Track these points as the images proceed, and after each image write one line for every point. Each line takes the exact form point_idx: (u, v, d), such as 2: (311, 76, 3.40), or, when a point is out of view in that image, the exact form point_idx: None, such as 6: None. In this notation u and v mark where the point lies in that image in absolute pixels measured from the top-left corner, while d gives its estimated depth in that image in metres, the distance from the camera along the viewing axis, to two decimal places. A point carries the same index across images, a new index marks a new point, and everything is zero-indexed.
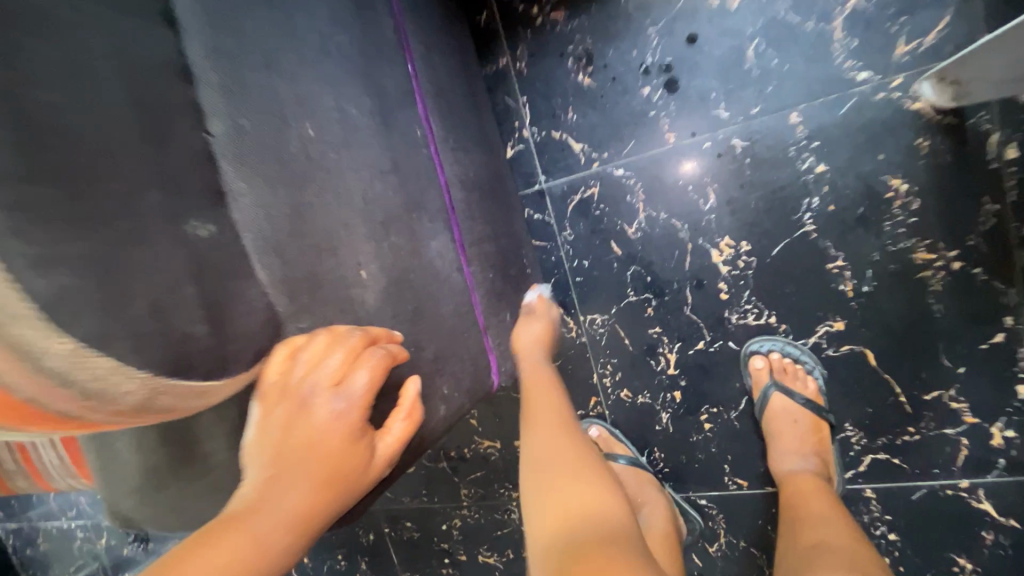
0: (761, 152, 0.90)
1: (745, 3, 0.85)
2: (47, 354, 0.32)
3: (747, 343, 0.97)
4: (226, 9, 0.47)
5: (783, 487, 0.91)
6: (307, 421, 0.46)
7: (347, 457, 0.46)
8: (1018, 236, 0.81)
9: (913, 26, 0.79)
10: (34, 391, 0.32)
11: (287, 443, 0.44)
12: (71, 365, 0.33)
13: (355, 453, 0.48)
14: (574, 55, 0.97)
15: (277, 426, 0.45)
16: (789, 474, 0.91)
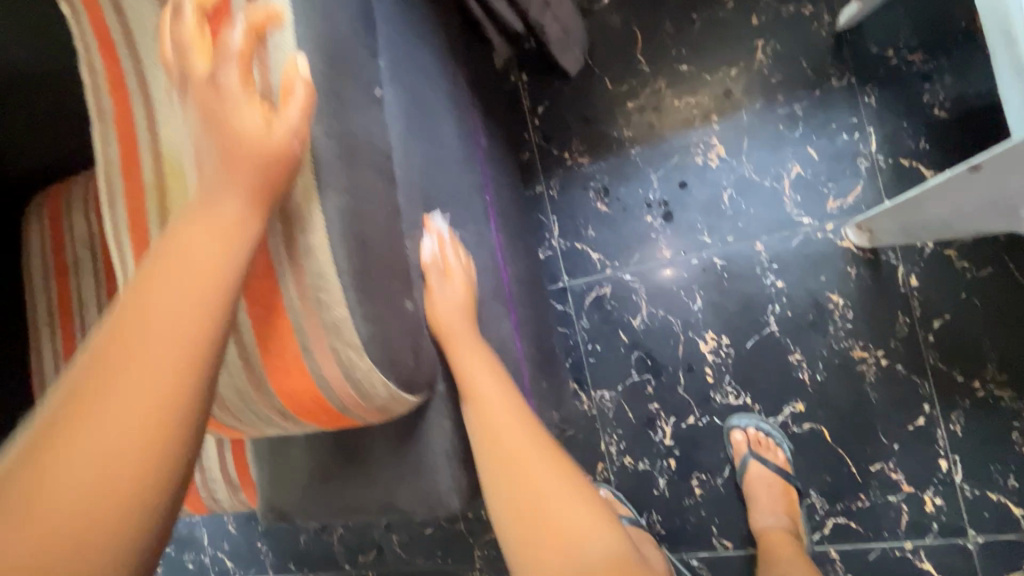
0: (735, 269, 1.19)
1: (721, 164, 1.19)
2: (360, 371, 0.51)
3: (729, 419, 1.20)
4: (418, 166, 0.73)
5: (761, 542, 1.09)
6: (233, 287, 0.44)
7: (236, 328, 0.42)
8: (927, 342, 1.08)
9: (838, 189, 1.12)
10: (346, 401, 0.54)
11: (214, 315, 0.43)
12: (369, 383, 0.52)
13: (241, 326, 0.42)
14: (594, 188, 1.28)
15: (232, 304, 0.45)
16: (765, 530, 1.10)
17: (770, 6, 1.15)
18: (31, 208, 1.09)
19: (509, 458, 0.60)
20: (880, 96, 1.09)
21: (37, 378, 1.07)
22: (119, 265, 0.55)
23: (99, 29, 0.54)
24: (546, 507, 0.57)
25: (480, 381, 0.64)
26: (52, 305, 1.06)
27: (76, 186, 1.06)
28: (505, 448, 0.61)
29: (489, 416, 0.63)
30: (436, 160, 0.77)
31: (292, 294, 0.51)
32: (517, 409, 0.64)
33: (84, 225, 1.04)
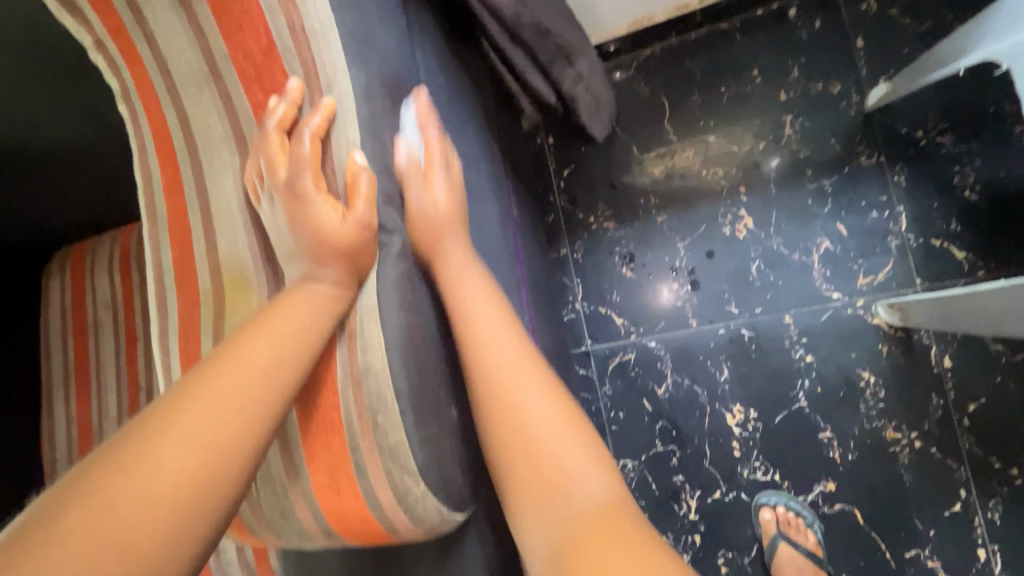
0: (764, 341, 1.17)
1: (749, 236, 1.18)
2: (415, 501, 0.48)
3: (757, 495, 1.16)
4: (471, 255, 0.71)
5: None
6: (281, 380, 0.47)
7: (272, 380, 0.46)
8: (961, 425, 1.06)
9: (869, 266, 1.11)
10: (397, 528, 0.51)
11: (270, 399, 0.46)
12: (424, 512, 0.49)
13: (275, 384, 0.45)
14: (620, 253, 1.27)
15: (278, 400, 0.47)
16: None
17: (799, 82, 1.16)
18: (54, 263, 1.07)
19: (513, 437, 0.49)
20: (910, 176, 1.09)
21: (46, 441, 1.03)
22: (165, 367, 0.53)
23: (156, 128, 0.52)
24: (541, 449, 0.48)
25: (489, 351, 0.52)
26: (68, 365, 1.03)
27: (101, 245, 1.04)
28: (503, 423, 0.50)
29: (489, 378, 0.51)
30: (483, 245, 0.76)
31: (349, 413, 0.47)
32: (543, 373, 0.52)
33: (107, 286, 1.02)
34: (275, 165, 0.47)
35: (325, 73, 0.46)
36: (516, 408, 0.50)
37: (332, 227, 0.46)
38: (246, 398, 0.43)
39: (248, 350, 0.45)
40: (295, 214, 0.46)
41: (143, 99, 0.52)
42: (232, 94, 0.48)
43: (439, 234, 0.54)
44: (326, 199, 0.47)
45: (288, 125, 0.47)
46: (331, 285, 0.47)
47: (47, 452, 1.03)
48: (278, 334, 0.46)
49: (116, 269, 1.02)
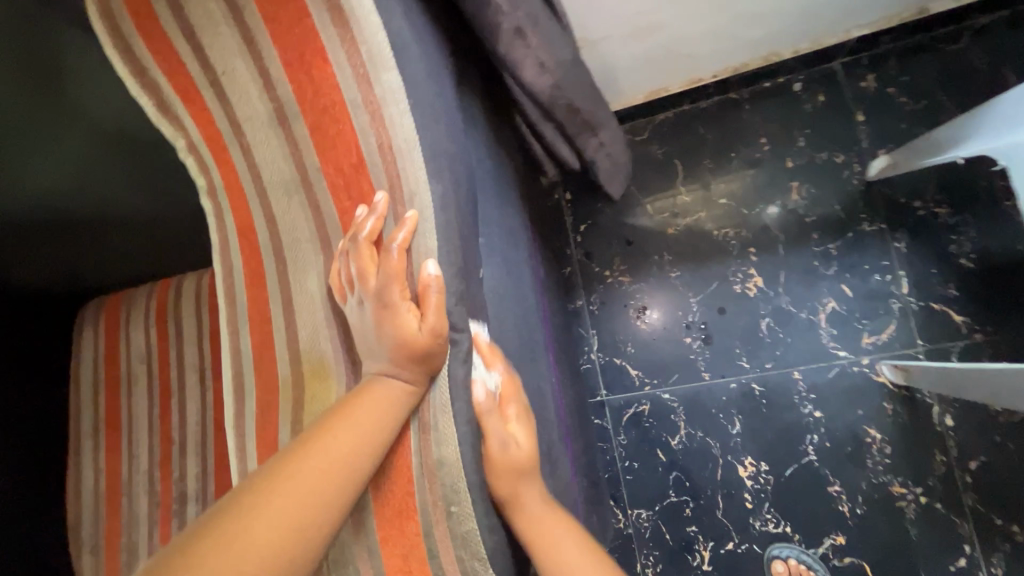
0: (774, 395, 1.22)
1: (759, 294, 1.24)
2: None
3: (769, 547, 1.19)
4: (518, 328, 0.76)
5: None
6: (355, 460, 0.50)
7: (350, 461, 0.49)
8: (964, 482, 1.11)
9: (873, 326, 1.17)
10: None
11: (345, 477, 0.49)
12: None
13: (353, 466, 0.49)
14: (635, 306, 1.32)
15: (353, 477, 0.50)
16: None
17: (804, 151, 1.24)
18: (86, 312, 1.07)
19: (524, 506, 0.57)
20: (909, 242, 1.16)
21: (69, 493, 1.02)
22: (242, 449, 0.56)
23: (242, 224, 0.56)
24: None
25: (528, 493, 0.54)
26: (96, 416, 1.03)
27: (136, 297, 1.06)
28: (552, 563, 0.53)
29: (533, 531, 0.53)
30: (527, 315, 0.80)
31: (425, 501, 0.51)
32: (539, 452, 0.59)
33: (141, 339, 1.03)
34: (360, 275, 0.51)
35: (410, 188, 0.51)
36: (571, 570, 0.52)
37: (412, 332, 0.50)
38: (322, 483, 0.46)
39: (330, 444, 0.48)
40: (378, 318, 0.51)
41: (231, 200, 0.56)
42: (321, 203, 0.53)
43: (485, 421, 0.53)
44: (406, 305, 0.51)
45: (374, 236, 0.51)
46: (406, 382, 0.51)
47: (70, 504, 1.02)
48: (359, 432, 0.49)
49: (151, 322, 1.03)
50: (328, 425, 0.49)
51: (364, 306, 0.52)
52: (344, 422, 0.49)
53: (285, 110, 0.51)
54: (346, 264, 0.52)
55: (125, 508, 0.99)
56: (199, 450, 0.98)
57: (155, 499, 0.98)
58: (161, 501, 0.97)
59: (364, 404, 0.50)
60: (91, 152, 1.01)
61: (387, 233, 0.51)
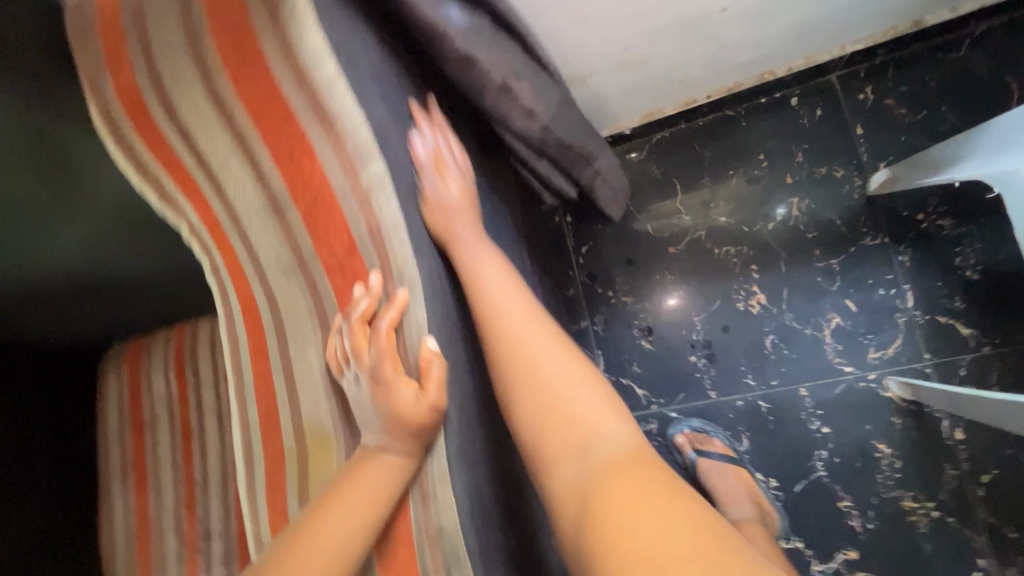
0: (781, 412, 1.22)
1: (762, 311, 1.24)
2: None
3: (668, 433, 1.28)
4: None
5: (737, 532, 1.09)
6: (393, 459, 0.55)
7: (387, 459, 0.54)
8: (976, 495, 1.10)
9: (879, 341, 1.16)
10: None
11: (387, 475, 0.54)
12: None
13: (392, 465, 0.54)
14: (639, 326, 1.34)
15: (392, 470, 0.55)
16: (738, 521, 1.11)
17: (803, 166, 1.24)
18: (109, 357, 1.13)
19: (518, 377, 0.56)
20: (913, 256, 1.15)
21: (102, 536, 1.07)
22: (253, 517, 0.59)
23: (244, 302, 0.59)
24: (535, 375, 0.55)
25: (541, 371, 0.55)
26: (124, 460, 1.08)
27: (155, 343, 1.10)
28: (553, 426, 0.51)
29: (524, 370, 0.56)
30: None
31: (428, 563, 0.54)
32: (537, 326, 0.60)
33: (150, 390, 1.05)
34: (357, 354, 0.54)
35: (397, 265, 0.54)
36: (523, 357, 0.56)
37: (406, 408, 0.53)
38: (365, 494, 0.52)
39: (327, 531, 0.49)
40: (375, 394, 0.53)
41: (232, 282, 0.59)
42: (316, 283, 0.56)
43: (422, 174, 0.62)
44: (404, 382, 0.53)
45: (364, 317, 0.54)
46: (401, 455, 0.54)
47: (103, 547, 1.07)
48: (354, 514, 0.51)
49: (171, 368, 1.08)
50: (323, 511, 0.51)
51: (361, 384, 0.54)
52: (340, 506, 0.51)
53: (278, 201, 0.54)
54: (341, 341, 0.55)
55: (154, 548, 1.04)
56: (221, 490, 1.02)
57: (182, 539, 1.02)
58: (187, 541, 1.02)
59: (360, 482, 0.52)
60: (97, 230, 1.00)
61: (381, 310, 0.54)
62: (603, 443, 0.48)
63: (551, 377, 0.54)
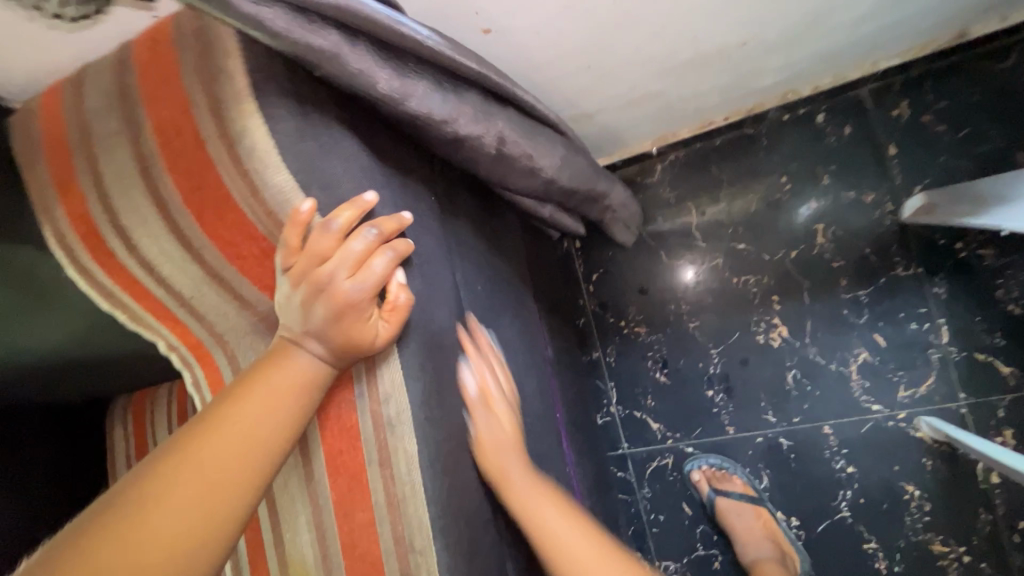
0: (803, 450, 1.17)
1: (784, 344, 1.18)
2: None
3: (685, 466, 1.24)
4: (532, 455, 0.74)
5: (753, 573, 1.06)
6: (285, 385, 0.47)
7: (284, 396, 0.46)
8: (1013, 542, 1.04)
9: (909, 379, 1.10)
10: None
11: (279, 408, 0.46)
12: None
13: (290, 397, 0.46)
14: (653, 358, 1.28)
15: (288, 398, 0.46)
16: (755, 562, 1.08)
17: (829, 189, 1.15)
18: None
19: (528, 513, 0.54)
20: (949, 288, 1.07)
21: None
22: None
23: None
24: (562, 562, 0.52)
25: (514, 472, 0.56)
26: None
27: None
28: (574, 573, 0.51)
29: (535, 525, 0.54)
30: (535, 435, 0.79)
31: None
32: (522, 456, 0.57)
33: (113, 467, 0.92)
34: (315, 292, 0.45)
35: (385, 388, 0.51)
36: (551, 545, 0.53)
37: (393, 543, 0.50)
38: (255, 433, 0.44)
39: (203, 455, 0.41)
40: (335, 323, 0.45)
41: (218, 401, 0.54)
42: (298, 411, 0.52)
43: (472, 413, 0.57)
44: (366, 320, 0.46)
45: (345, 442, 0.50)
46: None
47: None
48: (245, 435, 0.43)
49: None
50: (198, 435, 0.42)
51: (318, 325, 0.46)
52: (231, 419, 0.43)
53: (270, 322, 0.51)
54: (293, 288, 0.46)
55: None
56: None
57: None
58: None
59: (271, 375, 0.46)
60: None
61: (352, 234, 0.45)
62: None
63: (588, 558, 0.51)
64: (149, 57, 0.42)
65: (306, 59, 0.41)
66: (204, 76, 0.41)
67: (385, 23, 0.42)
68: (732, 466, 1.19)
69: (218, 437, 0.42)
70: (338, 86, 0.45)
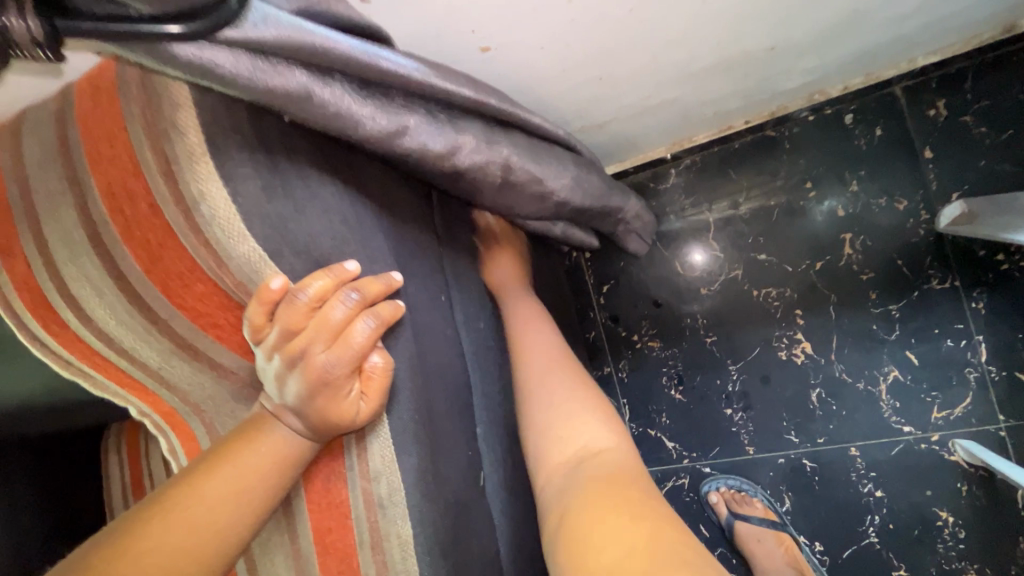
0: (828, 472, 1.10)
1: (808, 361, 1.11)
2: None
3: (702, 487, 1.19)
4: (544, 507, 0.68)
5: None
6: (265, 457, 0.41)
7: (258, 470, 0.40)
8: None
9: (944, 399, 1.03)
10: None
11: (253, 481, 0.40)
12: None
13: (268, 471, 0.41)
14: (668, 374, 1.22)
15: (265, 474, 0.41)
16: None
17: (858, 196, 1.07)
18: None
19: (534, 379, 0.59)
20: (989, 303, 1.00)
21: None
22: None
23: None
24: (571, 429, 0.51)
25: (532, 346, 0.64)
26: None
27: None
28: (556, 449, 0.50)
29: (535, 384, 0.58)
30: None
31: None
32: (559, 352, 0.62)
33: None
34: (290, 366, 0.40)
35: (376, 464, 0.45)
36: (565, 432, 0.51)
37: None
38: (225, 509, 0.38)
39: (160, 559, 0.35)
40: (311, 401, 0.40)
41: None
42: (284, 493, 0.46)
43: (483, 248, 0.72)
44: (349, 396, 0.41)
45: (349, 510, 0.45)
46: None
47: None
48: (211, 525, 0.37)
49: None
50: (153, 532, 0.35)
51: (294, 400, 0.40)
52: (195, 505, 0.37)
53: (251, 389, 0.46)
54: (266, 360, 0.40)
55: None
56: None
57: None
58: None
59: (243, 452, 0.40)
60: None
61: (329, 301, 0.39)
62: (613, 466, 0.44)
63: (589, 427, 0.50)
64: (90, 106, 0.36)
65: (267, 104, 0.34)
66: (152, 131, 0.34)
67: (358, 58, 0.36)
68: (753, 488, 1.14)
69: (178, 535, 0.36)
70: (310, 129, 0.38)
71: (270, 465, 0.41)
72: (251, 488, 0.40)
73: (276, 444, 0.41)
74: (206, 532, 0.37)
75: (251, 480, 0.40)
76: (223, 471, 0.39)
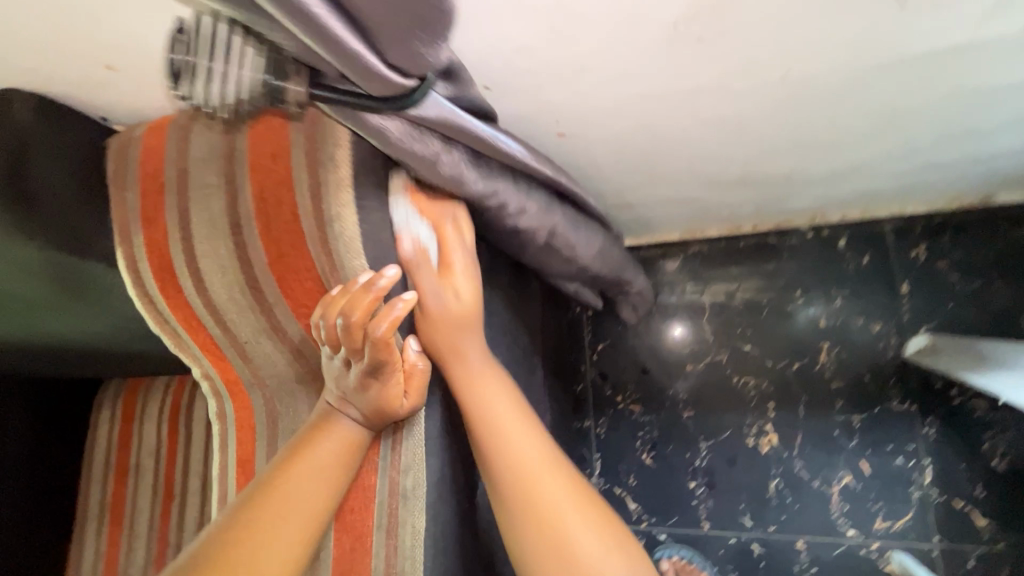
0: (774, 560, 1.17)
1: (772, 451, 1.20)
2: None
3: (655, 552, 1.23)
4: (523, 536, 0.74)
5: None
6: (337, 444, 0.49)
7: (325, 450, 0.49)
8: None
9: (888, 511, 1.12)
10: None
11: (332, 463, 0.48)
12: None
13: (341, 456, 0.49)
14: (643, 438, 1.30)
15: (338, 457, 0.49)
16: None
17: (840, 311, 1.19)
18: (107, 390, 1.14)
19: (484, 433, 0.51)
20: (938, 431, 1.10)
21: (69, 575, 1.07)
22: None
23: (241, 459, 0.55)
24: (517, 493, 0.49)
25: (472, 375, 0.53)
26: (104, 502, 1.08)
27: (155, 389, 1.10)
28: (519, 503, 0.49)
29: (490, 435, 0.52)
30: None
31: None
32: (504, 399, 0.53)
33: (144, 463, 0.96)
34: (356, 358, 0.48)
35: (407, 459, 0.52)
36: (499, 427, 0.51)
37: None
38: (313, 487, 0.47)
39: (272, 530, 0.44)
40: (365, 392, 0.49)
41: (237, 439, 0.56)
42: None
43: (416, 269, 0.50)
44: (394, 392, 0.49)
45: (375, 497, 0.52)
46: None
47: None
48: (306, 499, 0.46)
49: (165, 418, 1.07)
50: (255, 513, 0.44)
51: (354, 389, 0.49)
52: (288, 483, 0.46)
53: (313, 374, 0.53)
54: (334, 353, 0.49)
55: None
56: None
57: None
58: None
59: (319, 441, 0.49)
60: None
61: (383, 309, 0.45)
62: (538, 523, 0.47)
63: (530, 445, 0.51)
64: (262, 123, 0.45)
65: (404, 160, 0.44)
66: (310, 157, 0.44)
67: (480, 136, 0.45)
68: (703, 562, 1.19)
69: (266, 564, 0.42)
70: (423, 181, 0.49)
71: (340, 448, 0.49)
72: (331, 468, 0.48)
73: (341, 435, 0.50)
74: (305, 506, 0.46)
75: (332, 461, 0.48)
76: (305, 456, 0.48)
